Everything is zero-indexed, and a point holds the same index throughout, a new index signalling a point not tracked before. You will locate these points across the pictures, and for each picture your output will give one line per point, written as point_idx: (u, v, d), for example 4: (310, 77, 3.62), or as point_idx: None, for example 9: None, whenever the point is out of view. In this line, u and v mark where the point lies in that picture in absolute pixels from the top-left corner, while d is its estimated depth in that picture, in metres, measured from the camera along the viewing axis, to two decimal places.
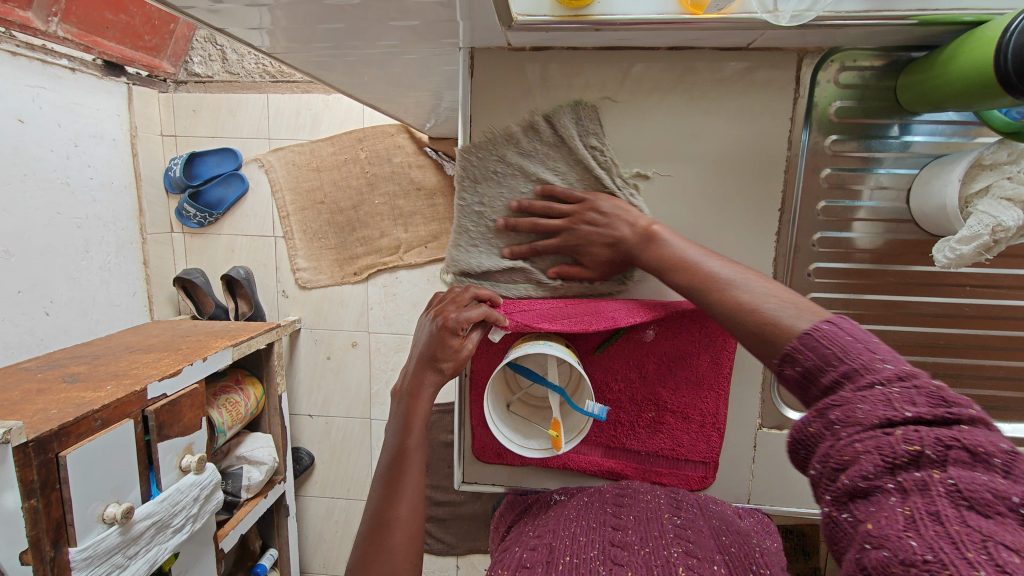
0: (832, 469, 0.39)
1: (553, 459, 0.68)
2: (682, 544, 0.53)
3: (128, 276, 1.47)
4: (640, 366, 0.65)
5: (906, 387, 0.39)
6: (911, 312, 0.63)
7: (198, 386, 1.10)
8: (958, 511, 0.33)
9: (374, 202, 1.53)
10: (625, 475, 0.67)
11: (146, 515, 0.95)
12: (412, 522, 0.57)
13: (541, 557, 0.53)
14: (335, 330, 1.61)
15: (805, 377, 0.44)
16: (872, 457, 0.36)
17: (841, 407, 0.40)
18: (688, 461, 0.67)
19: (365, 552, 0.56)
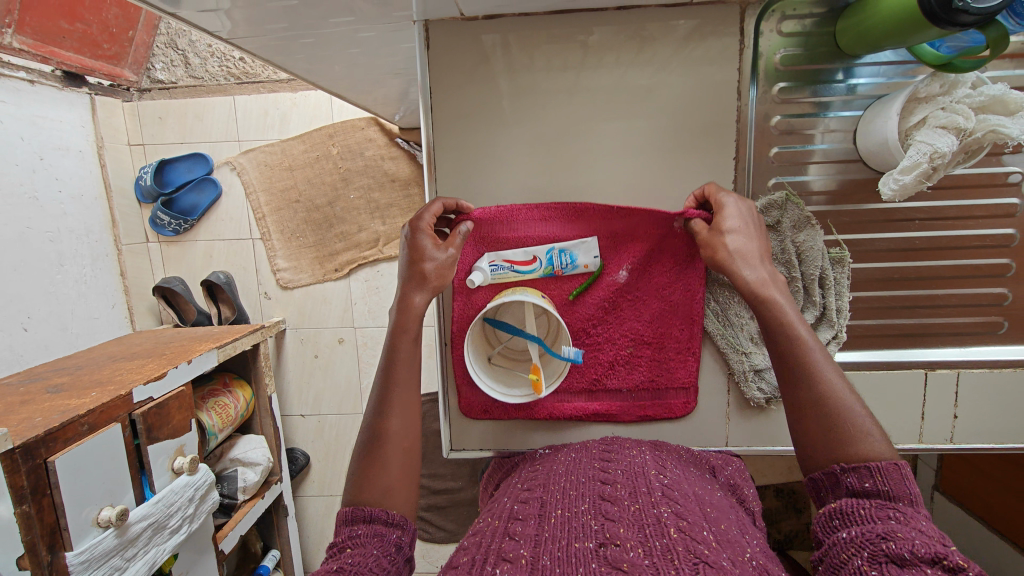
0: (877, 538, 0.42)
1: (538, 410, 0.69)
2: (671, 505, 0.51)
3: (106, 288, 1.46)
4: (614, 307, 0.68)
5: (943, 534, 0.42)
6: (866, 249, 0.66)
7: (184, 389, 1.10)
8: None
9: (350, 196, 1.53)
10: (612, 415, 0.69)
11: (143, 517, 0.95)
12: (406, 435, 0.59)
13: (533, 510, 0.53)
14: (321, 327, 1.61)
15: (868, 493, 0.46)
16: (925, 544, 0.40)
17: (902, 512, 0.44)
18: (670, 391, 0.69)
19: (361, 466, 0.57)
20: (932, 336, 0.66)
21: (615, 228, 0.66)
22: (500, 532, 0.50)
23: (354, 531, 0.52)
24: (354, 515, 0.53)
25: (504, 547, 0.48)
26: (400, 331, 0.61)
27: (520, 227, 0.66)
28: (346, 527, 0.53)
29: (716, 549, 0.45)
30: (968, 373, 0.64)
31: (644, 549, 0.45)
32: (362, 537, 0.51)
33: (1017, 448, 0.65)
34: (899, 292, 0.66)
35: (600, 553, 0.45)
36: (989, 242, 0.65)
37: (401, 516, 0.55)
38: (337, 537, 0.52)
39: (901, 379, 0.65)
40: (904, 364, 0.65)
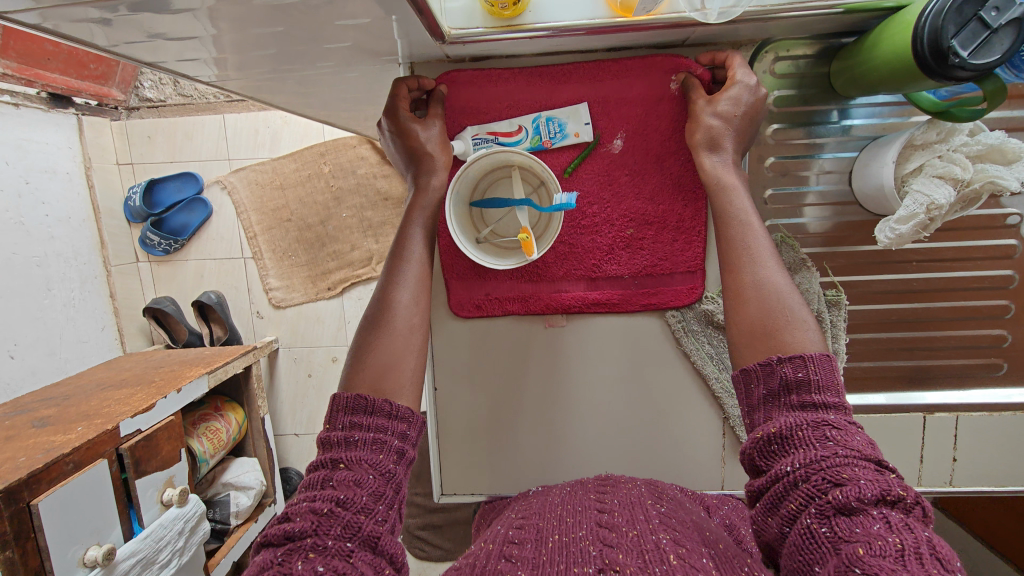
0: (824, 483, 0.38)
1: (535, 304, 0.64)
2: (670, 533, 0.49)
3: (95, 311, 1.44)
4: (612, 182, 0.61)
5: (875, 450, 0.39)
6: (863, 290, 0.65)
7: (174, 418, 1.09)
8: (938, 562, 0.32)
9: (342, 215, 1.52)
10: (613, 304, 0.63)
11: (130, 554, 0.93)
12: (412, 314, 0.54)
13: (529, 535, 0.51)
14: (315, 346, 1.60)
15: (802, 401, 0.43)
16: (870, 485, 0.36)
17: (837, 429, 0.40)
18: (674, 274, 0.63)
19: (361, 344, 0.52)
20: (929, 377, 0.65)
21: (607, 93, 0.59)
22: (496, 553, 0.48)
23: (354, 432, 0.46)
24: (357, 405, 0.48)
25: (499, 568, 0.45)
26: (413, 210, 0.58)
27: (508, 96, 0.60)
28: (345, 417, 0.47)
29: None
30: (968, 417, 0.63)
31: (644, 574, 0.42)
32: (360, 442, 0.46)
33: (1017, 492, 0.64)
34: (897, 333, 0.65)
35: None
36: (987, 284, 0.64)
37: (407, 409, 0.49)
38: (332, 429, 0.47)
39: (898, 424, 0.64)
40: (903, 408, 0.64)
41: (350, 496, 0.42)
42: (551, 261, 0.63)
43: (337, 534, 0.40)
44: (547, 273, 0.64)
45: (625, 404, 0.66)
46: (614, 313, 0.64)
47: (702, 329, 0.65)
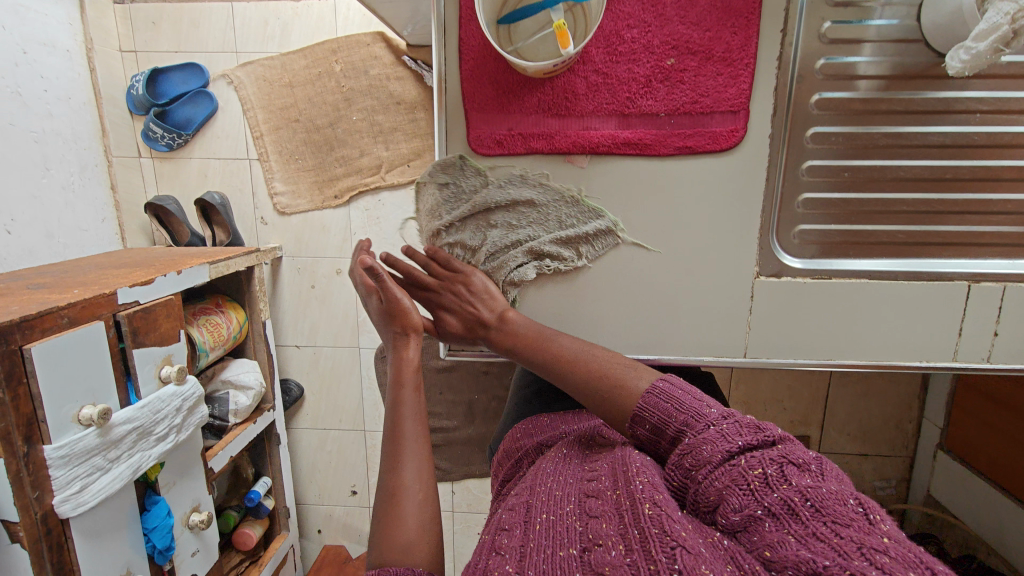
0: (707, 512, 0.49)
1: (561, 141, 0.61)
2: (651, 478, 0.52)
3: (96, 200, 1.40)
4: (655, 4, 0.57)
5: (732, 425, 0.52)
6: (915, 145, 0.60)
7: (173, 297, 1.06)
8: (819, 519, 0.42)
9: (352, 118, 1.46)
10: (644, 145, 0.60)
11: (125, 421, 0.91)
12: (416, 487, 0.64)
13: (517, 518, 0.54)
14: (319, 257, 1.56)
15: (654, 432, 0.57)
16: (735, 491, 0.47)
17: (691, 450, 0.52)
18: (714, 114, 0.59)
19: (382, 529, 0.61)
20: (979, 245, 0.61)
21: None
22: (488, 546, 0.51)
23: None
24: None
25: (491, 562, 0.49)
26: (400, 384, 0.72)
27: None
28: None
29: (693, 530, 0.46)
30: (1016, 287, 0.60)
31: (624, 543, 0.46)
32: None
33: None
34: (948, 195, 0.61)
35: (584, 558, 0.46)
36: None
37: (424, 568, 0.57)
38: None
39: (934, 292, 0.62)
40: (940, 277, 0.62)
41: None
42: (581, 92, 0.60)
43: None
44: (576, 107, 0.60)
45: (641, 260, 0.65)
46: (646, 156, 0.61)
47: (741, 176, 0.61)
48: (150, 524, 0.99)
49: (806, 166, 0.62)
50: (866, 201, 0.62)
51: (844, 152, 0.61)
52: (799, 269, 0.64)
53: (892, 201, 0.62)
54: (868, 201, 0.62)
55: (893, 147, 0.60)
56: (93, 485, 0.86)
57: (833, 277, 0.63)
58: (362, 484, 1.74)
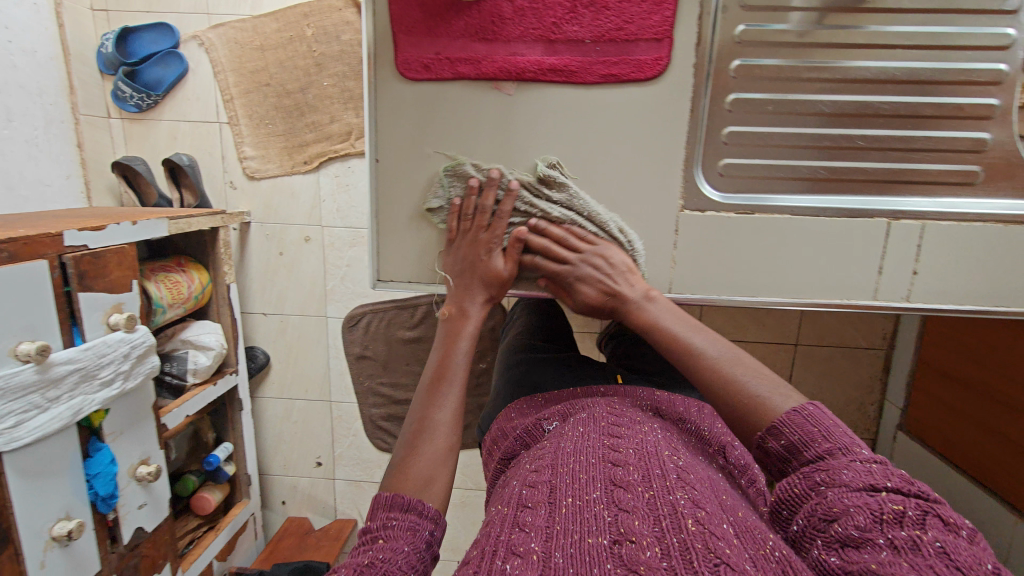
0: (822, 522, 0.49)
1: (487, 66, 0.62)
2: (688, 491, 0.55)
3: (60, 156, 1.39)
4: None
5: (882, 466, 0.50)
6: (839, 80, 0.61)
7: (126, 246, 1.06)
8: (947, 565, 0.41)
9: (323, 83, 1.45)
10: (570, 72, 0.61)
11: (67, 360, 0.90)
12: (449, 429, 0.64)
13: (542, 497, 0.57)
14: (287, 224, 1.56)
15: (788, 449, 0.56)
16: (863, 513, 0.46)
17: (828, 472, 0.51)
18: (638, 43, 0.60)
19: (404, 455, 0.62)
20: (902, 183, 0.63)
21: None
22: (510, 521, 0.55)
23: (390, 518, 0.55)
24: (393, 503, 0.57)
25: (513, 540, 0.51)
26: (455, 335, 0.70)
27: None
28: (383, 513, 0.56)
29: (737, 547, 0.48)
30: (934, 226, 0.63)
31: (660, 548, 0.48)
32: (389, 529, 0.54)
33: (966, 308, 0.65)
34: (872, 131, 0.62)
35: (614, 551, 0.48)
36: (977, 80, 0.60)
37: (436, 509, 0.58)
38: (373, 521, 0.55)
39: (857, 229, 0.64)
40: (864, 214, 0.63)
41: (389, 556, 0.50)
42: (507, 17, 0.60)
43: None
44: (503, 33, 0.61)
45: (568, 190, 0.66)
46: (571, 84, 0.62)
47: (664, 105, 0.62)
48: (93, 470, 0.99)
49: (730, 99, 0.63)
50: (794, 137, 0.63)
51: (770, 86, 0.62)
52: (719, 202, 0.65)
53: (818, 136, 0.62)
54: (797, 137, 0.63)
55: (817, 81, 0.61)
56: (31, 422, 0.85)
57: (754, 211, 0.65)
58: (327, 456, 1.74)
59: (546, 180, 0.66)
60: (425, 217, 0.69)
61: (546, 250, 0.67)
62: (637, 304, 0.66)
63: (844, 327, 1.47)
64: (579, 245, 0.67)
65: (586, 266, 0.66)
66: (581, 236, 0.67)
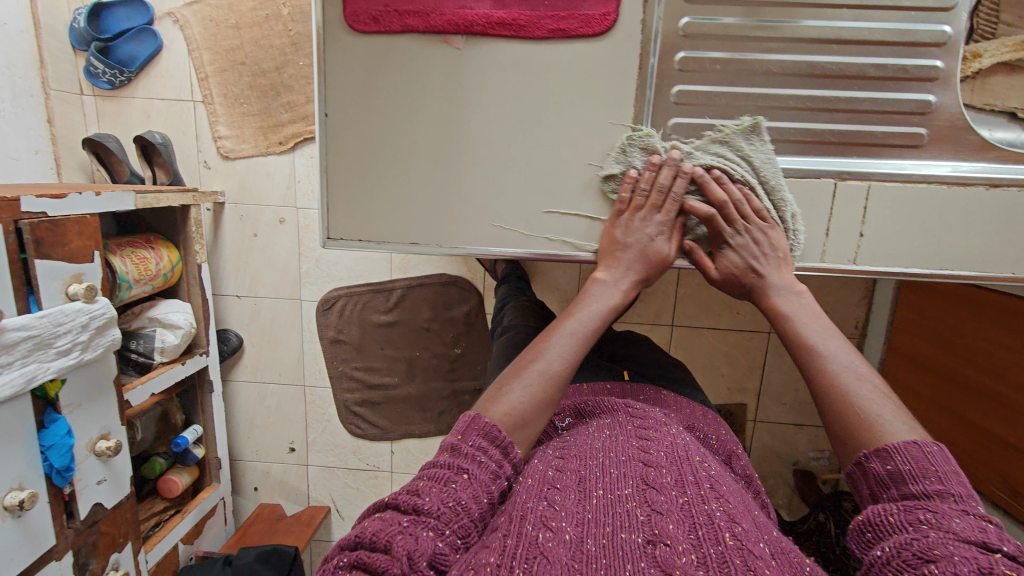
0: (915, 558, 0.43)
1: (436, 19, 0.61)
2: (723, 504, 0.54)
3: (29, 131, 1.37)
4: None
5: (996, 529, 0.45)
6: (787, 40, 0.61)
7: (88, 217, 1.04)
8: None
9: (298, 63, 1.45)
10: (519, 26, 0.61)
11: (21, 327, 0.88)
12: (557, 375, 0.62)
13: (571, 483, 0.57)
14: (261, 205, 1.54)
15: (890, 476, 0.51)
16: (969, 564, 0.41)
17: (934, 513, 0.46)
18: None
19: (505, 377, 0.63)
20: (848, 145, 0.64)
21: None
22: (536, 493, 0.55)
23: (480, 453, 0.56)
24: (488, 432, 0.57)
25: (543, 514, 0.51)
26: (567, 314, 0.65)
27: None
28: (475, 441, 0.57)
29: (774, 566, 0.47)
30: (879, 187, 0.65)
31: (695, 555, 0.48)
32: (476, 464, 0.55)
33: (911, 271, 0.66)
34: (819, 91, 0.62)
35: (648, 550, 0.48)
36: (922, 41, 0.60)
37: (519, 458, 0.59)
38: (460, 446, 0.56)
39: (804, 190, 0.66)
40: (812, 175, 0.65)
41: (467, 504, 0.51)
42: None
43: (452, 534, 0.49)
44: None
45: (518, 150, 0.65)
46: (521, 39, 0.62)
47: (614, 62, 0.62)
48: (48, 442, 0.97)
49: (679, 59, 0.62)
50: (742, 97, 0.63)
51: (720, 45, 0.61)
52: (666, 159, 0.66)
53: (766, 97, 0.63)
54: (745, 97, 0.63)
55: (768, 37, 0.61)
56: None
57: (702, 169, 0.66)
58: (300, 442, 1.72)
59: (724, 157, 0.64)
60: (599, 188, 0.67)
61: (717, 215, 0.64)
62: (778, 290, 0.64)
63: None
64: (746, 215, 0.65)
65: (741, 237, 0.65)
66: (754, 209, 0.65)
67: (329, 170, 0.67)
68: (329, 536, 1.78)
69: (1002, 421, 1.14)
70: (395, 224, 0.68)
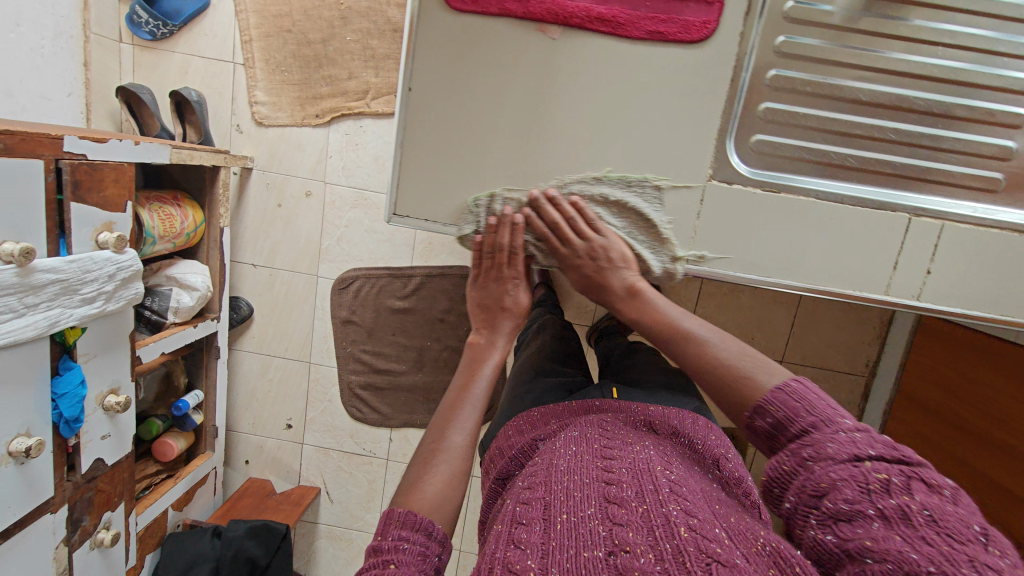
0: (813, 498, 0.51)
1: (535, 7, 0.63)
2: (681, 505, 0.56)
3: (65, 72, 1.35)
4: None
5: (869, 436, 0.53)
6: (884, 70, 0.65)
7: (125, 166, 1.02)
8: (937, 532, 0.44)
9: (345, 38, 1.44)
10: (617, 22, 0.63)
11: (49, 270, 0.86)
12: (462, 448, 0.65)
13: (537, 513, 0.58)
14: (290, 175, 1.53)
15: (775, 427, 0.58)
16: (850, 486, 0.49)
17: (813, 447, 0.54)
18: (689, 4, 0.63)
19: (416, 470, 0.63)
20: (926, 179, 0.67)
21: None
22: (505, 537, 0.56)
23: (403, 536, 0.56)
24: (406, 520, 0.57)
25: (510, 555, 0.52)
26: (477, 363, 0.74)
27: None
28: (397, 529, 0.57)
29: (728, 546, 0.51)
30: (953, 227, 0.67)
31: (655, 555, 0.50)
32: (401, 551, 0.54)
33: (970, 313, 0.69)
34: (904, 124, 0.66)
35: (611, 561, 0.50)
36: (1007, 88, 0.65)
37: (444, 533, 0.59)
38: (384, 541, 0.56)
39: (881, 221, 0.67)
40: (888, 206, 0.67)
41: None
42: None
43: None
44: None
45: (606, 146, 0.67)
46: (617, 37, 0.64)
47: (706, 71, 0.65)
48: (60, 390, 0.94)
49: (771, 76, 0.66)
50: (831, 119, 0.66)
51: (814, 66, 0.65)
52: (745, 175, 0.68)
53: (854, 123, 0.66)
54: (834, 120, 0.66)
55: (848, 62, 0.65)
56: (4, 326, 0.81)
57: (778, 189, 0.68)
58: (298, 419, 1.70)
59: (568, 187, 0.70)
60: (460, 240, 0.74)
61: (555, 230, 0.70)
62: (624, 296, 0.72)
63: (829, 349, 1.49)
64: (583, 232, 0.70)
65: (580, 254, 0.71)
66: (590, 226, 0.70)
67: (405, 146, 0.68)
68: (315, 517, 1.75)
69: (1009, 472, 1.16)
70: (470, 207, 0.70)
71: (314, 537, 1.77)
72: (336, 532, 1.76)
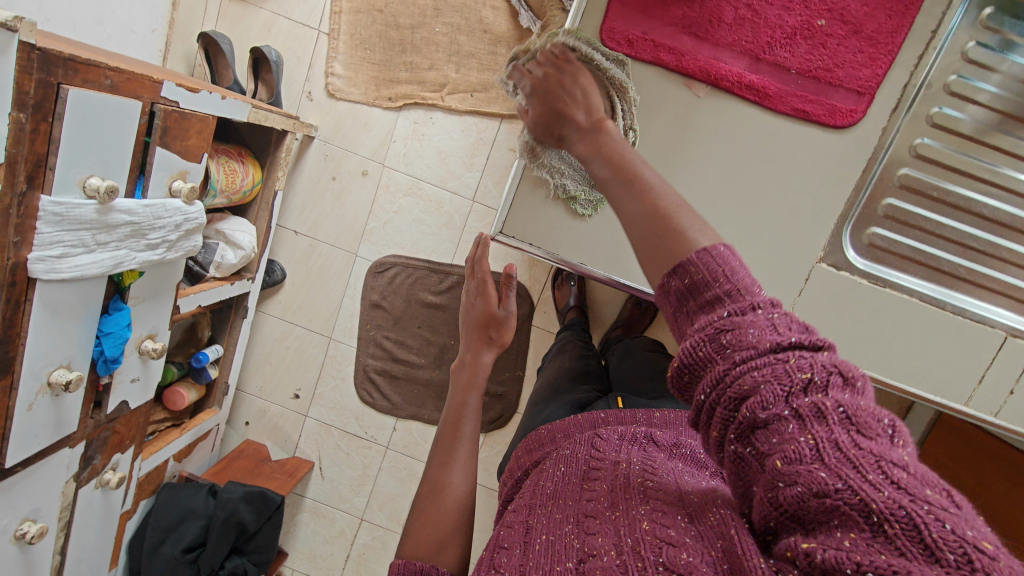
0: (731, 399, 0.39)
1: (689, 62, 0.69)
2: (649, 501, 0.50)
3: (153, 7, 1.35)
4: None
5: (782, 314, 0.41)
6: (996, 191, 0.75)
7: (210, 118, 1.01)
8: (850, 435, 0.35)
9: (434, 28, 1.44)
10: (768, 89, 0.69)
11: (126, 211, 0.85)
12: (462, 484, 0.71)
13: (517, 538, 0.55)
14: (350, 151, 1.52)
15: (690, 290, 0.45)
16: (772, 386, 0.38)
17: (733, 330, 0.41)
18: (841, 91, 0.69)
19: (419, 515, 0.68)
20: (1016, 297, 0.76)
21: None
22: (488, 562, 0.53)
23: None
24: (407, 569, 0.59)
25: None
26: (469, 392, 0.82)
27: None
28: None
29: (682, 526, 0.46)
30: None
31: (617, 552, 0.46)
32: None
33: None
34: (1003, 242, 0.76)
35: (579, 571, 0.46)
36: None
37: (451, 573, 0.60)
38: None
39: (980, 335, 0.74)
40: (987, 323, 0.75)
41: None
42: (726, 22, 0.69)
43: None
44: (716, 36, 0.69)
45: (733, 207, 0.73)
46: (763, 106, 0.70)
47: (835, 153, 0.71)
48: (106, 329, 0.94)
49: (900, 173, 0.75)
50: (942, 225, 0.76)
51: (936, 172, 0.75)
52: (859, 268, 0.75)
53: (961, 232, 0.76)
54: (943, 227, 0.76)
55: (952, 180, 0.75)
56: (73, 259, 0.81)
57: (885, 284, 0.75)
58: (307, 391, 1.69)
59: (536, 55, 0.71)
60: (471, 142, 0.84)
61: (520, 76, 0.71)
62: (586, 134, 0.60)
63: None
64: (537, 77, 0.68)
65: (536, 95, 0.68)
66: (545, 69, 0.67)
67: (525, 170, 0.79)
68: (303, 491, 1.73)
69: None
70: (568, 242, 0.81)
71: (297, 510, 1.74)
72: (321, 509, 1.73)
